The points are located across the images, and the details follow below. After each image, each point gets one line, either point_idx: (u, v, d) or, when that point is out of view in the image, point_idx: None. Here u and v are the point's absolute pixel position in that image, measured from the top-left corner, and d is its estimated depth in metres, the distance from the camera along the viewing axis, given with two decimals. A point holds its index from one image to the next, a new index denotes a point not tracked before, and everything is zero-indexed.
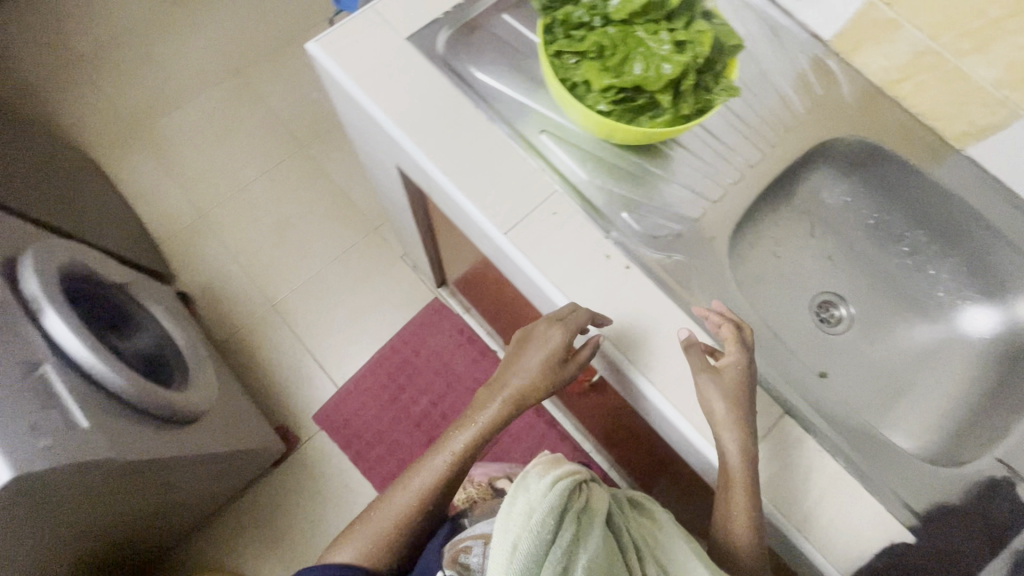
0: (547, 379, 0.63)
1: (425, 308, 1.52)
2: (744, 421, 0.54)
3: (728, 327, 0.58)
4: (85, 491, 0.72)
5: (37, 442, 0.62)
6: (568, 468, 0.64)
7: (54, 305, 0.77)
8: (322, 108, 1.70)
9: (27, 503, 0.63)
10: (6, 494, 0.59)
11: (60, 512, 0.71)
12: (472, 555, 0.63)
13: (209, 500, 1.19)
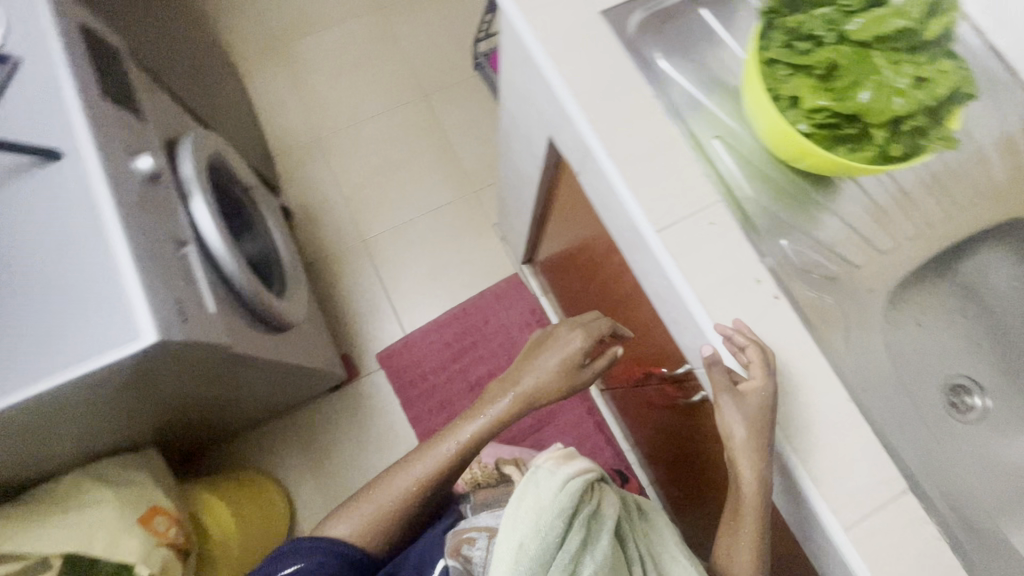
0: (558, 379, 0.76)
1: (504, 280, 1.53)
2: (763, 450, 0.57)
3: (753, 350, 0.55)
4: (192, 369, 0.75)
5: (177, 315, 0.65)
6: (580, 465, 0.72)
7: (202, 192, 0.82)
8: (451, 61, 1.70)
9: (155, 367, 0.67)
10: (146, 354, 0.62)
11: (162, 382, 0.74)
12: (475, 547, 0.75)
13: (269, 407, 1.25)
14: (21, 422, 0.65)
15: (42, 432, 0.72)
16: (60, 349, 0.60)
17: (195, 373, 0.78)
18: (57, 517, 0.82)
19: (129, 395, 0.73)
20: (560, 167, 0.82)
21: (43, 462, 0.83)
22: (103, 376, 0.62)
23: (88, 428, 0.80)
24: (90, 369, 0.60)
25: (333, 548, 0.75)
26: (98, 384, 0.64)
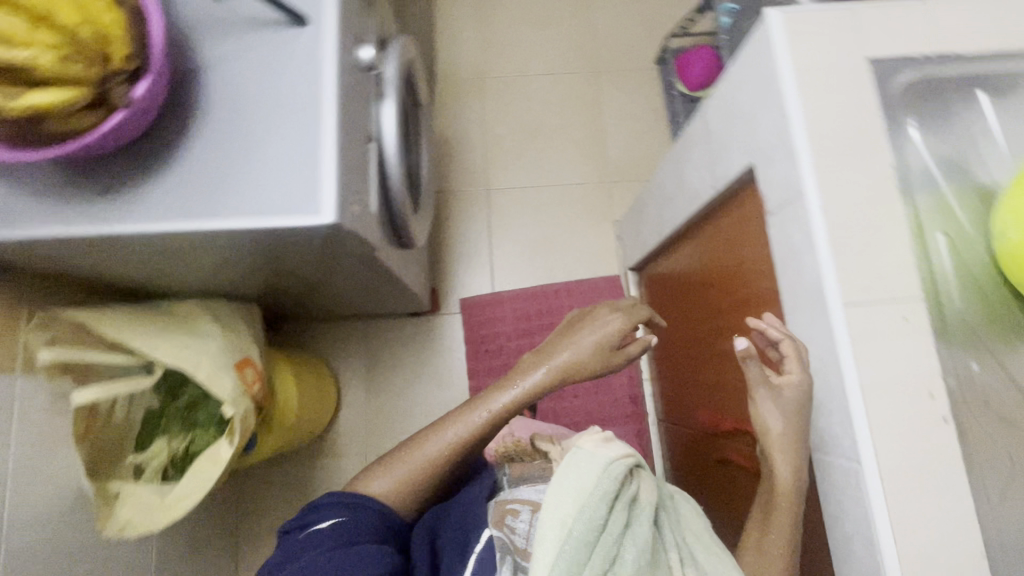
0: (592, 360, 0.78)
1: (605, 277, 1.50)
2: (797, 445, 0.61)
3: (786, 344, 0.62)
4: (331, 253, 0.78)
5: (352, 207, 0.68)
6: (621, 448, 0.70)
7: (395, 95, 0.84)
8: (634, 46, 1.65)
9: (314, 244, 0.70)
10: (314, 232, 0.65)
11: (304, 254, 0.78)
12: (518, 519, 0.73)
13: (354, 307, 1.30)
14: (186, 245, 0.70)
15: (190, 258, 0.77)
16: (248, 196, 0.64)
17: (331, 257, 0.81)
18: (170, 332, 0.89)
19: (271, 254, 0.77)
20: (747, 195, 0.77)
21: (173, 280, 0.89)
22: (272, 234, 0.66)
23: (219, 268, 0.85)
24: (268, 224, 0.63)
25: (370, 507, 0.73)
26: (264, 238, 0.68)
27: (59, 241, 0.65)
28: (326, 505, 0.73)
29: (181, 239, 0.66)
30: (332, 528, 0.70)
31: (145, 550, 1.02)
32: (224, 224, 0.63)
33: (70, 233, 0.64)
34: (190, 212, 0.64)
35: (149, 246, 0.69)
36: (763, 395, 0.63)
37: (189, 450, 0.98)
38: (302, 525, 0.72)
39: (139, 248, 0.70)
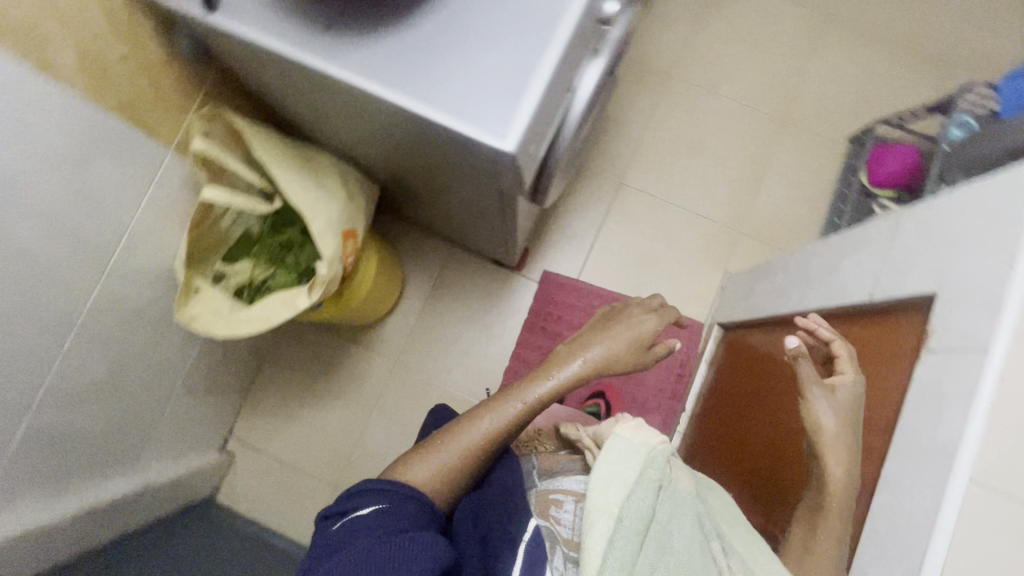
0: (627, 357, 0.82)
1: (690, 319, 1.44)
2: (846, 441, 0.68)
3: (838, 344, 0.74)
4: (481, 176, 0.78)
5: (531, 148, 0.68)
6: (655, 436, 0.76)
7: (607, 59, 0.81)
8: (835, 114, 1.53)
9: (479, 163, 0.71)
10: (491, 153, 0.65)
11: (457, 165, 0.78)
12: (562, 510, 0.77)
13: (452, 230, 1.31)
14: (365, 108, 0.72)
15: (358, 120, 0.80)
16: (446, 91, 0.64)
17: (478, 179, 0.82)
18: (300, 173, 0.92)
19: (428, 150, 0.78)
20: (911, 319, 0.71)
21: (325, 129, 0.93)
22: (449, 136, 0.66)
23: (372, 139, 0.87)
24: (453, 124, 0.64)
25: (408, 494, 0.67)
26: (438, 136, 0.68)
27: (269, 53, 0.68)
28: (369, 493, 0.66)
29: (368, 102, 0.68)
30: (379, 518, 0.63)
31: (191, 345, 1.10)
32: (414, 106, 0.64)
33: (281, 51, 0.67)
34: (389, 81, 0.65)
35: (335, 93, 0.71)
36: (819, 392, 0.70)
37: (267, 286, 1.03)
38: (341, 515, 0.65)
39: (325, 91, 0.73)
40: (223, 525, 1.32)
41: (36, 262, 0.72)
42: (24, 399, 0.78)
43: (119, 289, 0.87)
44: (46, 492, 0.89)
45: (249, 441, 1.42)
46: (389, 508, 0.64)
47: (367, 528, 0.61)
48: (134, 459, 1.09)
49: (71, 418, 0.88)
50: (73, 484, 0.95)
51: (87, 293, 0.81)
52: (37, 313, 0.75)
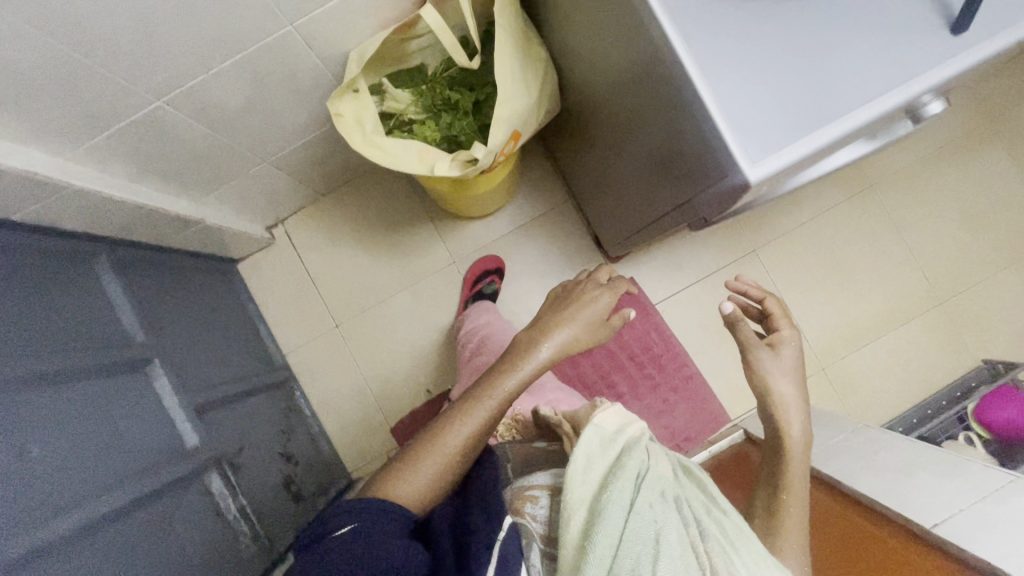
0: (592, 337, 0.82)
1: (720, 407, 1.39)
2: (799, 405, 0.82)
3: (773, 304, 0.89)
4: (682, 173, 0.73)
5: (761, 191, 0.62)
6: (633, 429, 0.75)
7: (872, 150, 0.72)
8: (991, 332, 1.40)
9: (701, 172, 0.66)
10: (728, 176, 0.59)
11: (670, 146, 0.72)
12: (538, 506, 0.71)
13: (586, 188, 1.26)
14: (640, 40, 0.66)
15: (617, 42, 0.74)
16: (730, 78, 0.58)
17: (674, 171, 0.75)
18: (517, 50, 0.86)
19: (655, 116, 0.72)
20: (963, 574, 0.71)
21: (571, 26, 0.86)
22: (696, 121, 0.60)
23: (608, 65, 0.81)
24: (712, 111, 0.57)
25: (392, 510, 0.63)
26: (685, 112, 0.62)
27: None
28: (342, 514, 0.61)
29: (649, 36, 0.62)
30: (361, 534, 0.59)
31: (310, 129, 1.09)
32: (691, 69, 0.58)
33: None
34: (687, 32, 0.60)
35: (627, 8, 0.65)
36: (764, 356, 0.85)
37: (411, 131, 0.99)
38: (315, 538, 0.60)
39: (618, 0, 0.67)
40: (232, 291, 1.36)
41: None
42: (167, 85, 0.77)
43: (298, 46, 0.84)
44: (129, 171, 0.91)
45: (292, 238, 1.43)
46: (370, 523, 0.60)
47: (348, 547, 0.57)
48: (206, 191, 1.10)
49: (189, 124, 0.88)
50: (152, 178, 0.96)
51: (272, 31, 0.79)
52: (228, 17, 0.73)
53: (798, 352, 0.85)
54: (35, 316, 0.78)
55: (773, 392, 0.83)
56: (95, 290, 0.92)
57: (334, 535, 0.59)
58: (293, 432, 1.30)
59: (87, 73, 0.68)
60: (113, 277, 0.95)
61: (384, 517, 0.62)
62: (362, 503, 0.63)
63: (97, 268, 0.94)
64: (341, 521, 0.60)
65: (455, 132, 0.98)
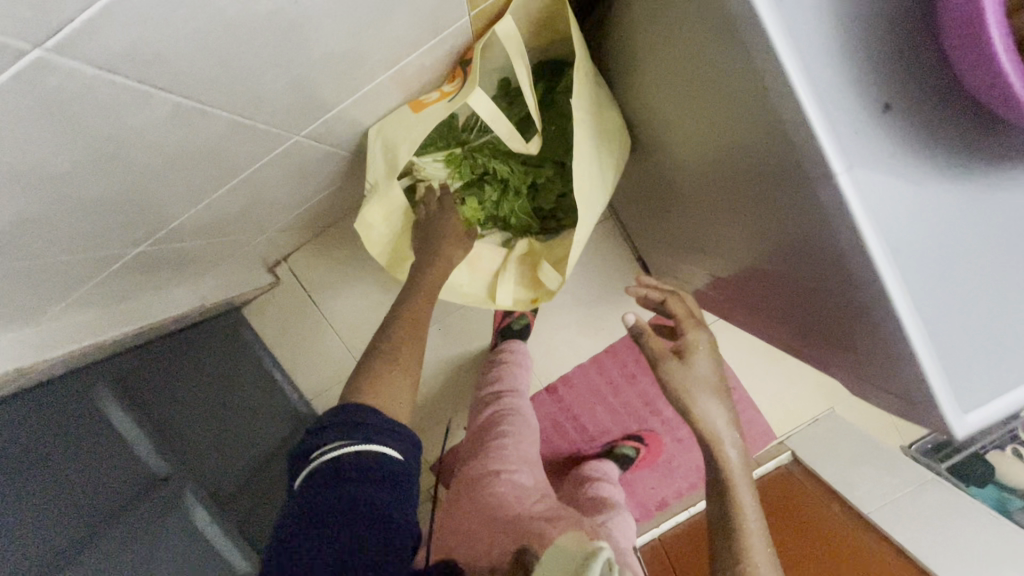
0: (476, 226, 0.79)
1: (764, 427, 1.36)
2: (727, 410, 0.80)
3: (676, 304, 0.89)
4: (829, 333, 0.56)
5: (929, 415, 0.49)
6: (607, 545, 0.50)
7: None
8: None
9: (866, 368, 0.52)
10: (929, 420, 0.45)
11: (811, 302, 0.55)
12: None
13: (644, 222, 1.08)
14: (790, 191, 0.46)
15: (733, 153, 0.54)
16: (932, 275, 0.41)
17: (803, 312, 0.60)
18: (592, 130, 0.66)
19: (790, 262, 0.54)
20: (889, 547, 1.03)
21: (657, 89, 0.65)
22: (882, 334, 0.44)
23: (707, 161, 0.61)
24: (910, 336, 0.41)
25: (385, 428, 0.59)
26: (858, 307, 0.45)
27: (766, 54, 0.39)
28: (346, 429, 0.57)
29: (816, 207, 0.43)
30: (372, 464, 0.55)
31: (317, 194, 0.89)
32: (882, 267, 0.40)
33: (780, 57, 0.38)
34: (882, 212, 0.40)
35: (779, 154, 0.44)
36: (678, 365, 0.82)
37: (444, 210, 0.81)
38: (315, 450, 0.56)
39: (759, 127, 0.46)
40: (242, 346, 1.21)
41: (258, 115, 0.48)
42: (154, 231, 0.59)
43: (309, 147, 0.64)
44: (109, 296, 0.74)
45: (298, 277, 1.27)
46: (382, 449, 0.56)
47: (357, 474, 0.54)
48: (199, 272, 0.93)
49: (176, 243, 0.69)
50: (137, 289, 0.79)
51: (278, 147, 0.58)
52: (221, 163, 0.53)
53: (714, 356, 0.82)
54: (51, 526, 0.66)
55: (693, 396, 0.79)
56: (101, 437, 0.79)
57: (340, 455, 0.55)
58: None
59: (51, 268, 0.51)
60: (122, 410, 0.84)
61: (393, 444, 0.58)
62: (365, 419, 0.59)
63: (102, 406, 0.81)
64: (347, 437, 0.56)
65: (502, 214, 0.80)
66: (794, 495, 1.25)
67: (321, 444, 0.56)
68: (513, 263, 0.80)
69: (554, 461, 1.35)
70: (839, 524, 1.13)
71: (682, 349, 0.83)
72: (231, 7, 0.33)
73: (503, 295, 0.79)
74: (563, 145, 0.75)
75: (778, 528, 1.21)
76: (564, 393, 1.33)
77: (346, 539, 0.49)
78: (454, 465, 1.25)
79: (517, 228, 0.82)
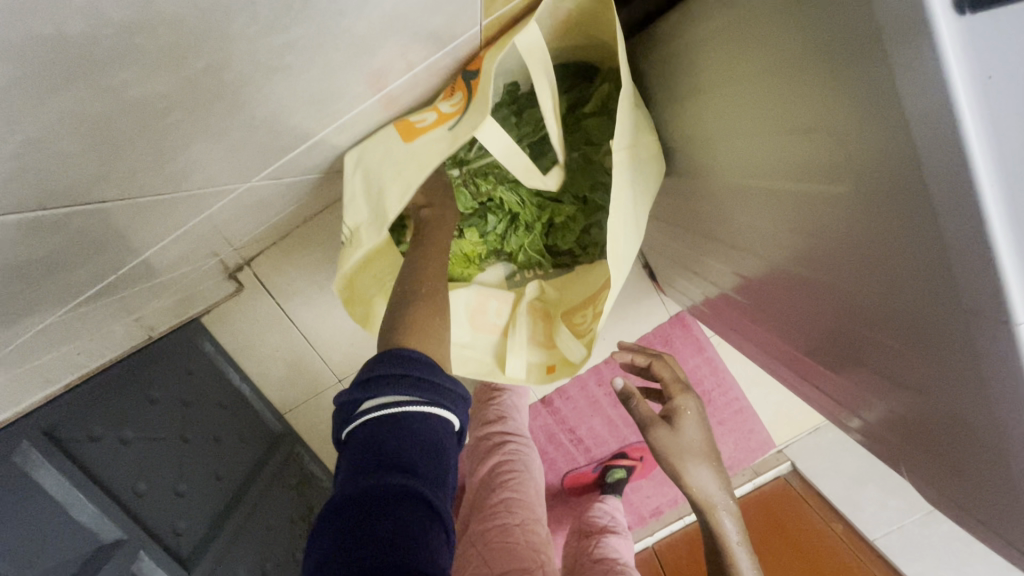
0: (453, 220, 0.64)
1: (763, 439, 1.23)
2: (721, 473, 0.72)
3: (664, 367, 0.76)
4: (928, 447, 0.46)
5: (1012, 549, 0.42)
6: None
7: None
8: None
9: (961, 480, 0.43)
10: None
11: (914, 411, 0.44)
12: None
13: (659, 230, 0.94)
14: (922, 302, 0.34)
15: (832, 231, 0.41)
16: None
17: (892, 415, 0.49)
18: (629, 154, 0.53)
19: (895, 367, 0.43)
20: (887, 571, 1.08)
21: (705, 111, 0.51)
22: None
23: (777, 223, 0.48)
24: None
25: (445, 390, 0.50)
26: (997, 448, 0.35)
27: (932, 135, 0.27)
28: (406, 383, 0.47)
29: (966, 334, 0.32)
30: (436, 430, 0.47)
31: (287, 205, 0.74)
32: None
33: (976, 166, 0.25)
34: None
35: (924, 266, 0.32)
36: (666, 434, 0.72)
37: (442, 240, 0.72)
38: (369, 400, 0.46)
39: (884, 217, 0.34)
40: (203, 362, 1.06)
41: (198, 170, 0.35)
42: (74, 292, 0.47)
43: (265, 184, 0.50)
44: (18, 366, 0.57)
45: (264, 282, 1.10)
46: (446, 415, 0.48)
47: (424, 443, 0.45)
48: (138, 303, 0.74)
49: (93, 292, 0.52)
50: (60, 342, 0.62)
51: (223, 195, 0.45)
52: (142, 220, 0.39)
53: (701, 419, 0.73)
54: None
55: (686, 466, 0.70)
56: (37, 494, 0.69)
57: (404, 414, 0.46)
58: (310, 502, 1.20)
59: None
60: (56, 469, 0.71)
61: (452, 409, 0.49)
62: (426, 372, 0.49)
63: (28, 467, 0.69)
64: (409, 392, 0.47)
65: (510, 248, 0.72)
66: (781, 506, 1.23)
67: (375, 397, 0.46)
68: (523, 318, 0.71)
69: (548, 476, 1.28)
70: (831, 542, 1.15)
71: (671, 417, 0.73)
72: (134, 75, 0.21)
73: (515, 362, 0.69)
74: (586, 176, 0.66)
75: (761, 537, 1.21)
76: (560, 405, 1.23)
77: (420, 515, 0.41)
78: None
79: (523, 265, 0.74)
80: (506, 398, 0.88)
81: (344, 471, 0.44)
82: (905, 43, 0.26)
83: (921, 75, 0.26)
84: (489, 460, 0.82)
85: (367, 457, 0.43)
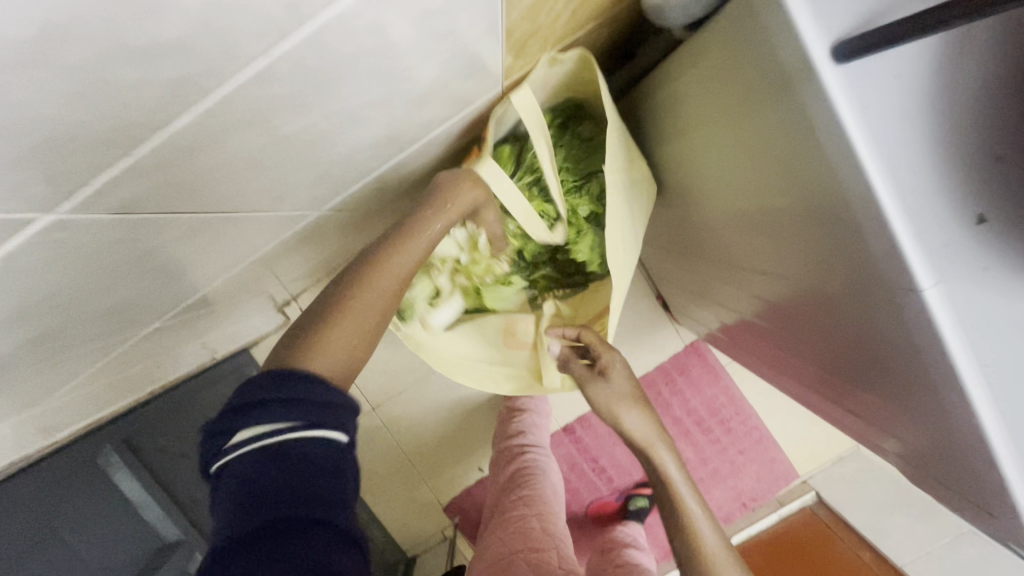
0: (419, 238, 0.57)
1: (785, 469, 1.25)
2: (646, 411, 0.76)
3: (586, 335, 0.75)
4: (901, 426, 0.52)
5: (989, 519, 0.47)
6: None
7: None
8: None
9: (930, 452, 0.49)
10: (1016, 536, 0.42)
11: (882, 392, 0.51)
12: None
13: (668, 261, 1.03)
14: (860, 284, 0.42)
15: (797, 241, 0.49)
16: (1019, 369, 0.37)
17: (879, 406, 0.54)
18: (624, 174, 0.64)
19: (859, 351, 0.50)
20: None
21: (686, 146, 0.62)
22: (963, 437, 0.41)
23: (755, 236, 0.56)
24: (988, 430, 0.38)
25: (332, 397, 0.47)
26: (940, 408, 0.42)
27: (828, 142, 0.36)
28: (281, 410, 0.44)
29: (889, 305, 0.40)
30: (326, 452, 0.44)
31: (337, 241, 0.86)
32: (954, 362, 0.37)
33: (861, 162, 0.34)
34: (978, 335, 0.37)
35: (852, 251, 0.41)
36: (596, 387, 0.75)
37: (451, 281, 0.79)
38: (243, 431, 0.44)
39: (818, 217, 0.43)
40: None
41: (286, 199, 0.47)
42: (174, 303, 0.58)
43: (325, 215, 0.62)
44: (118, 372, 0.68)
45: None
46: (330, 432, 0.45)
47: (309, 467, 0.43)
48: (206, 329, 0.85)
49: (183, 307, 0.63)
50: (149, 353, 0.73)
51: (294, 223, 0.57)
52: (238, 238, 0.50)
53: (630, 370, 0.75)
54: None
55: (624, 416, 0.75)
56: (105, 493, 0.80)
57: (283, 444, 0.43)
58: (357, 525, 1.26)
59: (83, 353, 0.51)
60: (126, 468, 0.83)
61: (338, 424, 0.46)
62: (308, 393, 0.46)
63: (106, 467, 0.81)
64: (284, 418, 0.44)
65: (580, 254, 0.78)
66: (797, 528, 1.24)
67: (248, 431, 0.44)
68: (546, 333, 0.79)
69: (571, 505, 1.31)
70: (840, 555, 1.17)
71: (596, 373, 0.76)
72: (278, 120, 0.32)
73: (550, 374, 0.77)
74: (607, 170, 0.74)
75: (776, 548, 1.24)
76: (581, 433, 1.28)
77: (310, 546, 0.39)
78: (467, 505, 1.23)
79: (563, 277, 0.83)
80: (526, 415, 0.94)
81: (228, 509, 0.42)
82: (801, 83, 0.36)
83: (816, 103, 0.35)
84: (509, 467, 0.88)
85: (252, 492, 0.41)
